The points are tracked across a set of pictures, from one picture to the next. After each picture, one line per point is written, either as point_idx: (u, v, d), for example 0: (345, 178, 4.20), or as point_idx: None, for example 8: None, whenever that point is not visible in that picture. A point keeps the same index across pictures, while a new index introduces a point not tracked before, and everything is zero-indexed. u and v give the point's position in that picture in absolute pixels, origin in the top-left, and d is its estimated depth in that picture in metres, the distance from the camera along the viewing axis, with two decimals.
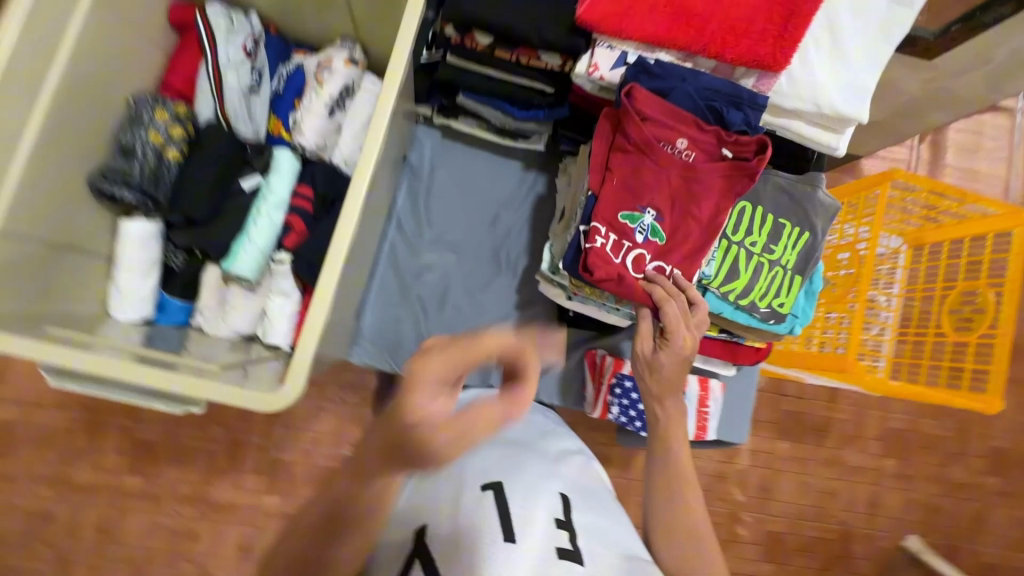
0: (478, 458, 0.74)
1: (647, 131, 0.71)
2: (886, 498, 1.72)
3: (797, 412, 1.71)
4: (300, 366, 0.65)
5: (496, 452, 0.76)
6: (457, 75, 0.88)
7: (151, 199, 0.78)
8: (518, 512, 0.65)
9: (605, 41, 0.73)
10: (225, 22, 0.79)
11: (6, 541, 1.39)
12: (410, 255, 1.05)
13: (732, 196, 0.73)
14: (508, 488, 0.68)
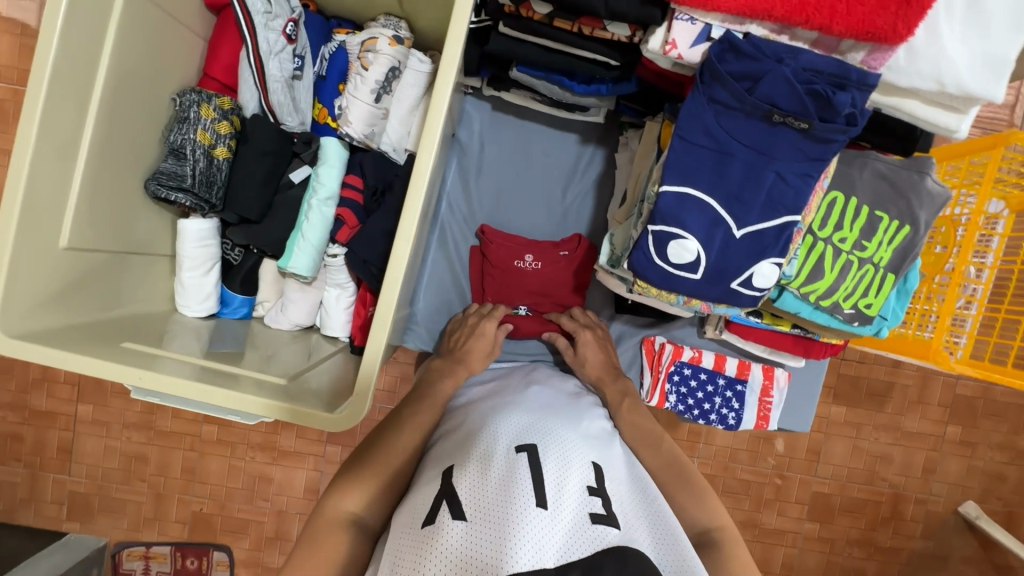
0: (511, 421, 0.76)
1: (501, 253, 0.99)
2: (943, 464, 1.65)
3: (855, 376, 1.62)
4: (365, 382, 0.65)
5: (529, 417, 0.77)
6: (511, 48, 0.79)
7: (205, 202, 0.76)
8: (551, 476, 0.67)
9: (686, 13, 0.63)
10: (263, 3, 0.72)
11: (108, 475, 1.57)
12: (461, 238, 1.02)
13: (577, 272, 1.01)
14: (542, 451, 0.70)
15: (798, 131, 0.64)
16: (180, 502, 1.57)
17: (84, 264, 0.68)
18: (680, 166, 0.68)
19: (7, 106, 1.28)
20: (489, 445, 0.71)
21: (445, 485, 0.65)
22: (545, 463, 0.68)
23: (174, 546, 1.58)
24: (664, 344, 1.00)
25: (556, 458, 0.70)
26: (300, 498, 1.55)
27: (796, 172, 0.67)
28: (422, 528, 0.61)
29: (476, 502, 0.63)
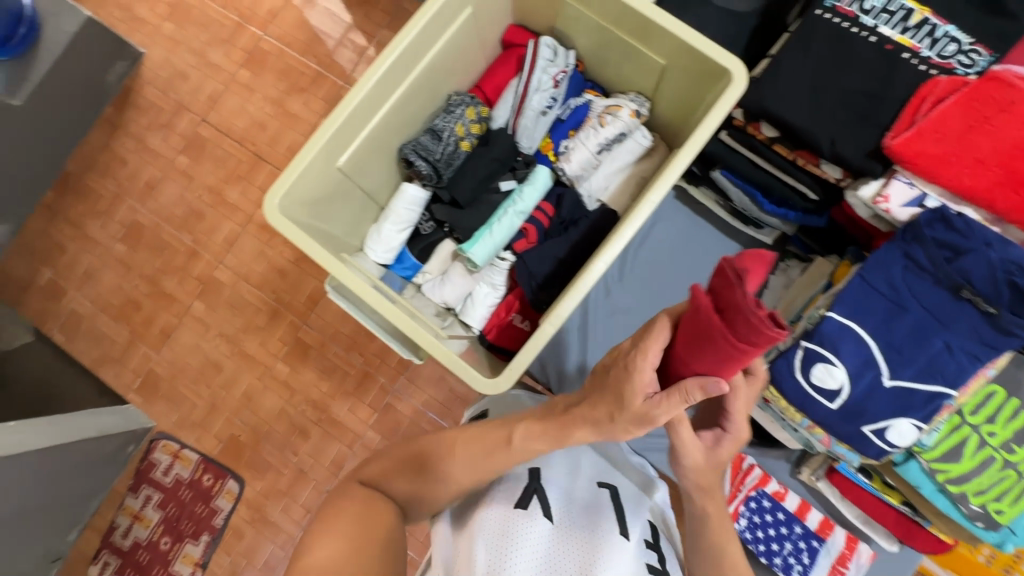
0: (591, 453, 0.80)
1: None
2: None
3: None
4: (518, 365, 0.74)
5: (603, 460, 0.80)
6: (724, 153, 0.91)
7: (436, 175, 0.93)
8: (630, 511, 0.71)
9: (907, 176, 0.72)
10: (550, 53, 0.90)
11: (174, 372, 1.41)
12: (603, 290, 1.09)
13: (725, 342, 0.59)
14: (620, 489, 0.75)
15: (981, 313, 0.68)
16: (215, 432, 1.38)
17: (339, 186, 0.85)
18: (852, 302, 0.73)
19: (268, 57, 1.45)
20: (574, 463, 0.76)
21: (534, 478, 0.70)
22: (624, 500, 0.73)
23: (201, 457, 1.38)
24: (752, 467, 0.99)
25: (631, 499, 0.75)
26: (326, 471, 1.33)
27: (968, 352, 0.69)
28: (513, 509, 0.65)
29: (562, 510, 0.67)
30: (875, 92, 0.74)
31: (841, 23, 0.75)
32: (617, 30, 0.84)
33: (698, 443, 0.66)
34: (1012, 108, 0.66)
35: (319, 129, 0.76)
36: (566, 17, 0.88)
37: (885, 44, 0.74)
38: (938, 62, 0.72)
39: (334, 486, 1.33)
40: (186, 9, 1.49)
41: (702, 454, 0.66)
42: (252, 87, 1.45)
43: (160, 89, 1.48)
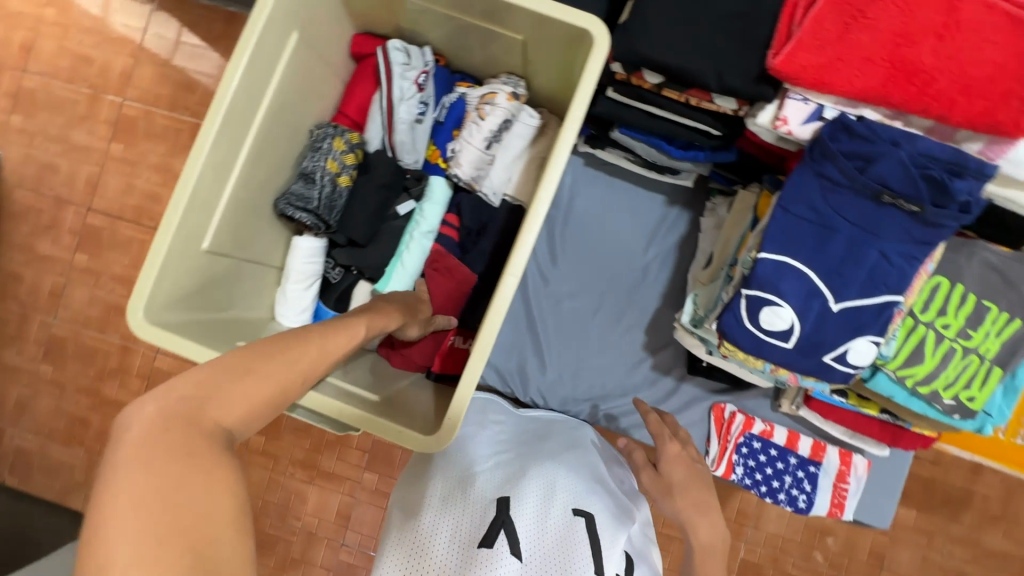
0: (568, 477, 0.75)
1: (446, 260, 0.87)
2: None
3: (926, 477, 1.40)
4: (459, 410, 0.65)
5: (579, 480, 0.76)
6: (616, 111, 0.85)
7: (322, 222, 0.83)
8: (605, 544, 0.67)
9: (799, 93, 0.66)
10: (403, 55, 0.81)
11: None
12: (542, 282, 1.03)
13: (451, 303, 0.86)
14: (599, 518, 0.70)
15: (908, 214, 0.65)
16: None
17: (215, 268, 0.75)
18: (781, 236, 0.68)
19: (135, 122, 1.30)
20: (551, 489, 0.71)
21: (503, 513, 0.65)
22: (600, 531, 0.68)
23: None
24: (734, 413, 0.97)
25: (608, 529, 0.70)
26: (332, 525, 1.27)
27: (903, 255, 0.67)
28: (479, 547, 0.60)
29: (531, 546, 0.63)
30: (747, 10, 0.68)
31: None
32: (466, 14, 0.75)
33: (672, 436, 0.86)
34: None
35: (165, 216, 0.65)
36: (409, 13, 0.79)
37: None
38: None
39: (347, 537, 1.27)
40: (29, 93, 1.32)
41: (675, 448, 0.85)
42: (131, 161, 1.30)
43: (28, 188, 1.32)
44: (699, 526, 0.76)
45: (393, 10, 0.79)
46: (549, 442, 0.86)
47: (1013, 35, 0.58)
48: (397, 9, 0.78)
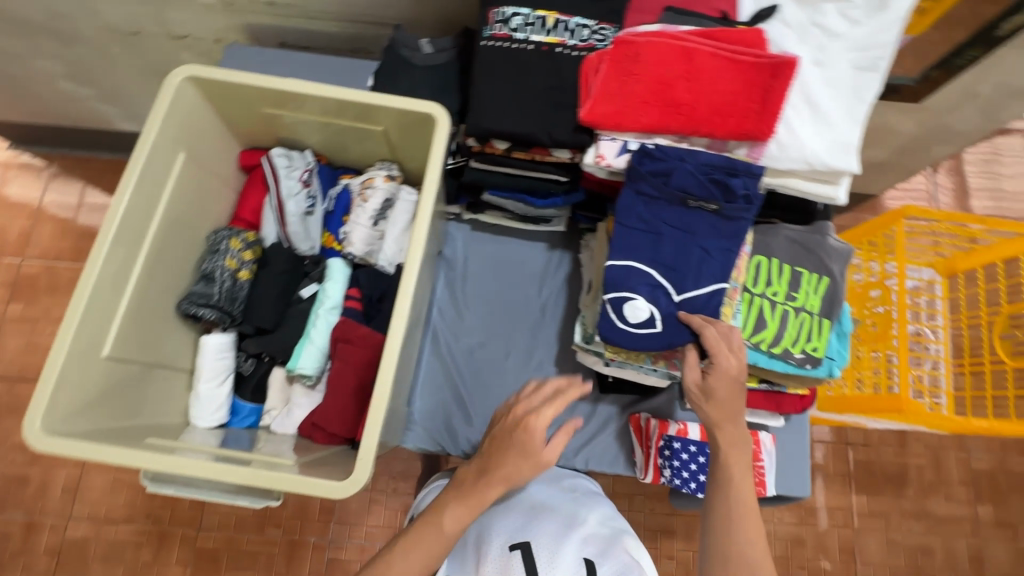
0: (508, 519, 0.86)
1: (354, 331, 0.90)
2: (988, 550, 1.64)
3: (867, 461, 1.70)
4: (366, 458, 0.70)
5: (520, 516, 0.86)
6: (481, 176, 1.00)
7: (227, 315, 0.89)
8: (544, 564, 0.77)
9: (608, 134, 0.84)
10: (286, 160, 0.93)
11: None
12: (452, 338, 1.11)
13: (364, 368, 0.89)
14: (535, 544, 0.80)
15: (710, 212, 0.81)
16: None
17: (116, 375, 0.77)
18: (622, 246, 0.82)
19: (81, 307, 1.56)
20: (488, 539, 0.83)
21: None
22: (537, 554, 0.78)
23: None
24: (649, 420, 1.03)
25: (550, 546, 0.79)
26: None
27: (718, 247, 0.81)
28: None
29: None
30: (556, 84, 0.87)
31: (501, 45, 0.88)
32: (334, 119, 0.90)
33: (732, 350, 0.79)
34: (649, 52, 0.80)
35: (62, 326, 0.70)
36: (286, 127, 0.92)
37: (541, 47, 0.87)
38: (583, 45, 0.87)
39: None
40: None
41: (730, 362, 0.79)
42: None
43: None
44: (724, 429, 0.79)
45: (272, 126, 0.92)
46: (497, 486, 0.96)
47: (737, 72, 0.78)
48: (276, 124, 0.92)
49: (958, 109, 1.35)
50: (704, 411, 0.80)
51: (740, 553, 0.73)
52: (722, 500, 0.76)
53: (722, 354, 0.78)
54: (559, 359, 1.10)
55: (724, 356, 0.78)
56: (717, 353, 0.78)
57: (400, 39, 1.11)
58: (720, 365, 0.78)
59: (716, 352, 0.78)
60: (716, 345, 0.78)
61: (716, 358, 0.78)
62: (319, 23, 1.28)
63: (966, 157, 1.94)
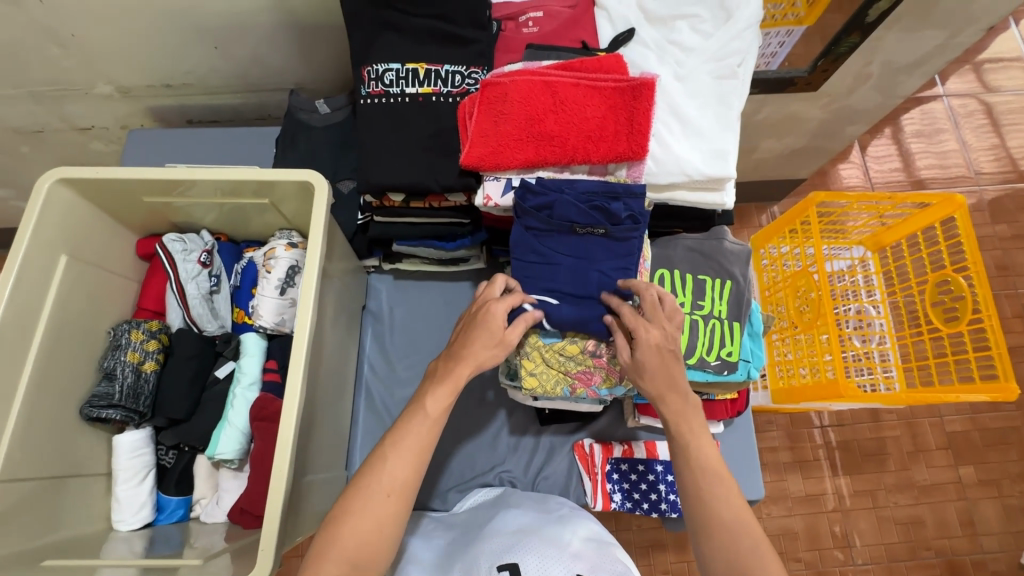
0: (491, 544, 0.76)
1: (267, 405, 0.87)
2: (977, 511, 1.63)
3: (845, 441, 1.69)
4: (268, 543, 0.70)
5: (505, 538, 0.76)
6: (386, 229, 1.00)
7: (134, 412, 0.86)
8: None
9: (492, 175, 0.85)
10: (180, 244, 0.93)
11: None
12: (386, 392, 1.09)
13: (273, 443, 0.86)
14: (524, 566, 0.69)
15: (601, 237, 0.81)
16: None
17: (17, 494, 0.74)
18: (519, 281, 0.82)
19: None
20: (471, 570, 0.72)
21: None
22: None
23: None
24: (593, 446, 1.03)
25: (540, 566, 0.69)
26: None
27: (615, 267, 0.81)
28: None
29: None
30: (437, 131, 0.88)
31: (379, 102, 0.89)
32: (222, 198, 0.89)
33: (652, 323, 0.75)
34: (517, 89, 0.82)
35: None
36: (177, 210, 0.92)
37: (417, 98, 0.89)
38: (458, 90, 0.88)
39: None
40: None
41: (653, 333, 0.75)
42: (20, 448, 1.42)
43: None
44: (668, 400, 0.74)
45: (164, 212, 0.92)
46: (482, 513, 0.90)
47: (601, 99, 0.80)
48: (167, 210, 0.91)
49: (856, 90, 1.40)
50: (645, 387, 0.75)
51: (723, 520, 0.68)
52: (688, 471, 0.72)
53: (643, 326, 0.75)
54: (496, 396, 1.08)
55: (643, 326, 0.75)
56: (636, 327, 0.75)
57: (295, 104, 1.12)
58: (642, 337, 0.75)
59: (635, 325, 0.75)
60: (632, 319, 0.76)
61: (637, 330, 0.75)
62: (223, 97, 1.30)
63: (886, 128, 1.99)
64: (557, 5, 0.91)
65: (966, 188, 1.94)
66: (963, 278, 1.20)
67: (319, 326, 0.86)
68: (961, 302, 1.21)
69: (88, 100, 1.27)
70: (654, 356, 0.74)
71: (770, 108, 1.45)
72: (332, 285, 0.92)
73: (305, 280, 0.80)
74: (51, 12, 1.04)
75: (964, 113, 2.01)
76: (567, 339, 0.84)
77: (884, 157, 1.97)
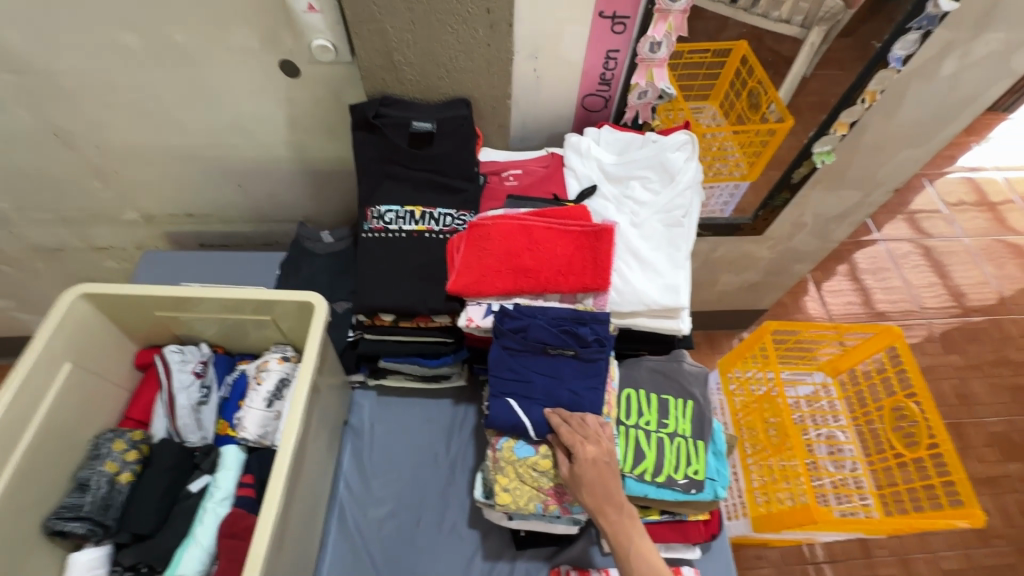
0: None
1: (238, 523, 0.86)
2: None
3: None
4: None
5: None
6: (374, 346, 1.08)
7: (99, 526, 0.85)
8: None
9: (474, 300, 0.95)
10: (179, 355, 0.99)
11: None
12: (359, 513, 1.07)
13: (238, 562, 0.83)
14: None
15: (571, 358, 0.90)
16: None
17: None
18: (496, 397, 0.88)
19: None
20: None
21: None
22: None
23: None
24: (569, 572, 0.99)
25: None
26: None
27: (585, 386, 0.88)
28: None
29: None
30: (428, 261, 1.01)
31: (379, 236, 1.03)
32: (225, 313, 0.98)
33: (588, 439, 0.82)
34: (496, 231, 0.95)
35: None
36: (182, 324, 0.99)
37: (412, 233, 1.03)
38: (448, 229, 1.03)
39: None
40: None
41: (590, 450, 0.81)
42: None
43: None
44: (606, 513, 0.78)
45: (169, 326, 0.99)
46: None
47: (569, 239, 0.94)
48: (172, 323, 0.99)
49: (796, 235, 1.61)
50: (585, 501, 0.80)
51: None
52: None
53: (582, 443, 0.81)
54: (473, 517, 1.07)
55: (581, 442, 0.81)
56: (573, 442, 0.81)
57: (303, 234, 1.26)
58: (579, 453, 0.81)
59: (573, 441, 0.81)
60: (571, 435, 0.82)
61: (574, 447, 0.81)
62: (237, 226, 1.45)
63: (835, 266, 2.22)
64: (534, 164, 1.10)
65: (914, 321, 2.11)
66: (915, 404, 1.28)
67: (303, 439, 0.89)
68: (917, 427, 1.27)
69: (113, 224, 1.41)
70: (595, 469, 0.80)
71: (724, 248, 1.64)
72: (318, 398, 0.96)
73: (295, 395, 0.85)
74: (102, 155, 1.22)
75: (901, 255, 2.26)
76: (540, 454, 0.87)
77: (837, 291, 2.16)
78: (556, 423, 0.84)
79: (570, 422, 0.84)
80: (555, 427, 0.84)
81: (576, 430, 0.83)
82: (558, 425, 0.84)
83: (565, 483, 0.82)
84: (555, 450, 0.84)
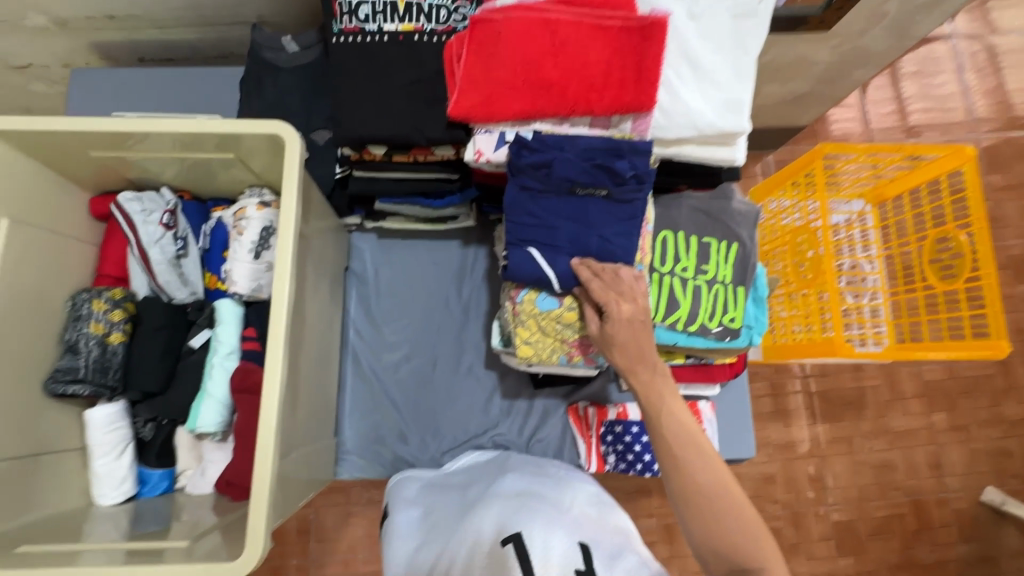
0: (494, 505, 0.73)
1: (249, 378, 0.82)
2: (946, 455, 1.63)
3: (823, 391, 1.66)
4: (257, 529, 0.67)
5: (508, 501, 0.74)
6: (365, 186, 0.92)
7: (103, 388, 0.81)
8: (539, 549, 0.62)
9: (483, 127, 0.76)
10: (139, 204, 0.84)
11: None
12: (374, 358, 1.05)
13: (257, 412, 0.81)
14: (528, 531, 0.65)
15: (602, 198, 0.75)
16: None
17: None
18: (515, 243, 0.76)
19: None
20: (469, 534, 0.69)
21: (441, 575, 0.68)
22: (533, 540, 0.63)
23: None
24: (588, 408, 1.03)
25: (543, 528, 0.65)
26: None
27: (617, 231, 0.76)
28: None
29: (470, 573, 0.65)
30: (420, 76, 0.79)
31: (354, 43, 0.79)
32: (181, 152, 0.80)
33: (623, 296, 0.73)
34: (508, 31, 0.72)
35: None
36: (133, 167, 0.83)
37: (397, 36, 0.80)
38: (443, 28, 0.80)
39: None
40: None
41: (624, 308, 0.73)
42: None
43: None
44: (637, 372, 0.74)
45: (117, 168, 0.83)
46: (474, 483, 0.88)
47: (606, 40, 0.71)
48: (120, 165, 0.82)
49: (869, 31, 1.28)
50: (613, 359, 0.75)
51: (697, 483, 0.68)
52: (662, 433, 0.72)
53: (616, 299, 0.73)
54: (490, 359, 1.05)
55: (615, 299, 0.72)
56: (604, 300, 0.72)
57: (259, 40, 0.99)
58: (612, 311, 0.72)
59: (604, 298, 0.73)
60: (603, 291, 0.73)
61: (607, 305, 0.72)
62: (174, 32, 1.15)
63: (892, 72, 1.89)
64: None
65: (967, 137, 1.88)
66: (965, 235, 1.16)
67: (299, 292, 0.80)
68: (961, 259, 1.18)
69: (18, 34, 1.11)
70: (629, 328, 0.73)
71: (777, 50, 1.35)
72: (309, 248, 0.84)
73: (279, 254, 0.72)
74: None
75: (972, 57, 1.91)
76: (565, 305, 0.79)
77: (884, 103, 1.88)
78: (584, 277, 0.74)
79: (601, 277, 0.74)
80: (584, 281, 0.74)
81: (609, 286, 0.74)
82: (587, 278, 0.74)
83: (593, 340, 0.76)
84: (581, 306, 0.76)
